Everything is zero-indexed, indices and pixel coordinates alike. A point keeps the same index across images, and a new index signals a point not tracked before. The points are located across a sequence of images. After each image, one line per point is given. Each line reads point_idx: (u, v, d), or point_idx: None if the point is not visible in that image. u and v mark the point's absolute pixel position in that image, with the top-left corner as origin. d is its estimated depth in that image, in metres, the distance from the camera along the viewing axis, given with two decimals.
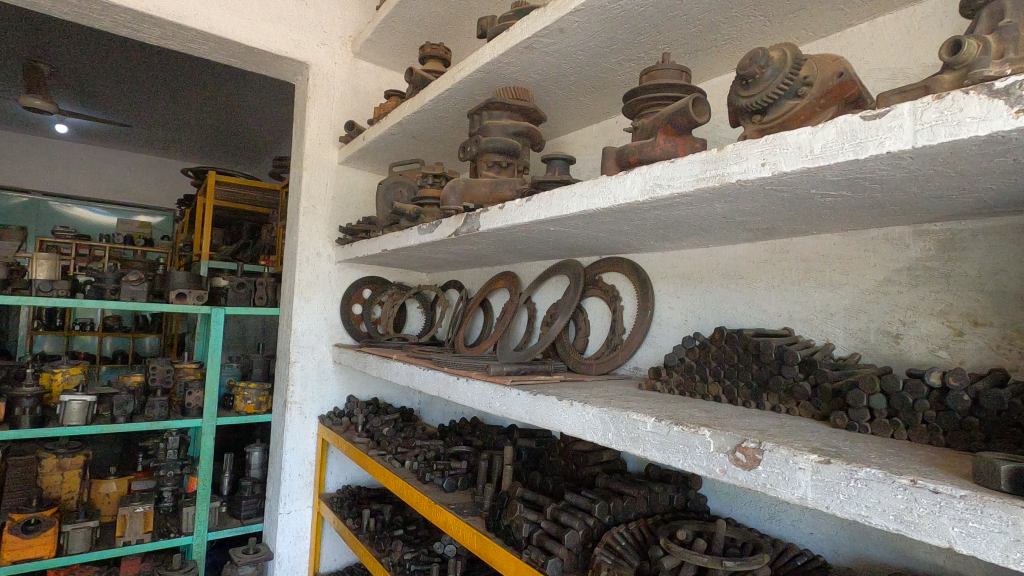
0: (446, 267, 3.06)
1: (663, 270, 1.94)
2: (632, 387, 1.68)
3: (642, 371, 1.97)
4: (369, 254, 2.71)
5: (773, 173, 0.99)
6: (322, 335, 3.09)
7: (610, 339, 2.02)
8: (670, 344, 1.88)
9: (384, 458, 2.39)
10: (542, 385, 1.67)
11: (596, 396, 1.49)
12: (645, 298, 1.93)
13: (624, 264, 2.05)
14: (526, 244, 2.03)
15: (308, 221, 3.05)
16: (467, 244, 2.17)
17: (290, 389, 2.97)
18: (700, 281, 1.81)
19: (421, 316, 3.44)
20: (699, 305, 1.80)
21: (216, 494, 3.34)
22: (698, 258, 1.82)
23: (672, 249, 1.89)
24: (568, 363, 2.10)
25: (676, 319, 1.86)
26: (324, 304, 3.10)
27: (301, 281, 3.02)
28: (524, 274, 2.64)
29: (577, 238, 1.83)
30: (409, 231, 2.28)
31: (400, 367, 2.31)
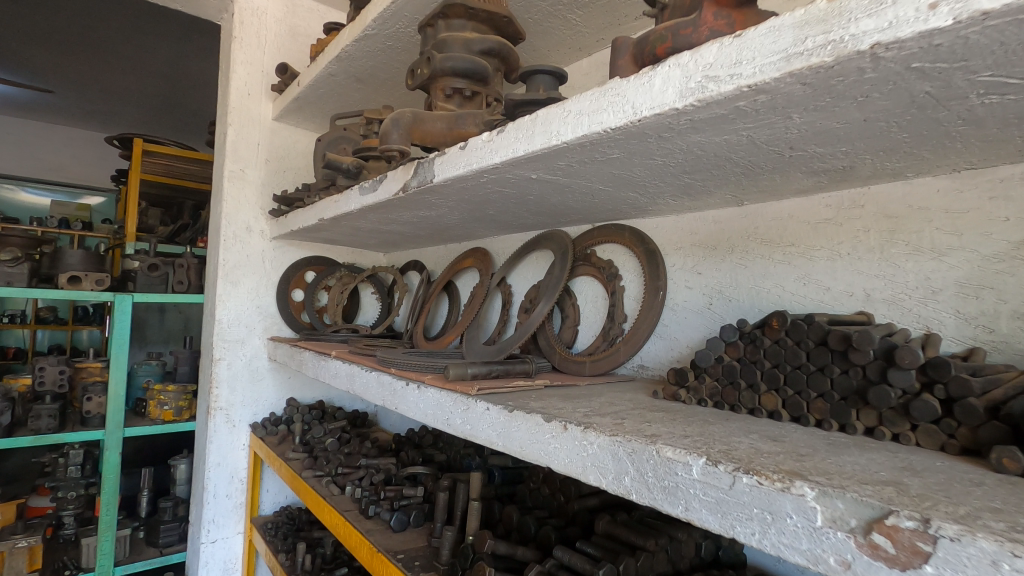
0: (404, 244, 2.56)
1: (677, 239, 1.49)
2: (643, 396, 1.22)
3: (650, 372, 1.51)
4: (304, 226, 2.19)
5: (955, 19, 0.53)
6: (254, 326, 2.56)
7: (608, 330, 1.56)
8: (687, 336, 1.43)
9: (320, 480, 1.88)
10: (521, 396, 1.20)
11: (599, 414, 1.02)
12: (655, 275, 1.47)
13: (626, 232, 1.58)
14: (498, 205, 1.55)
15: (235, 189, 2.51)
16: (422, 208, 1.68)
17: (213, 393, 2.44)
18: (729, 250, 1.36)
19: (377, 303, 2.94)
20: (729, 283, 1.35)
21: (132, 516, 2.80)
22: (727, 220, 1.37)
23: (689, 210, 1.43)
24: (554, 361, 1.63)
25: (697, 302, 1.41)
26: (256, 290, 2.57)
27: (226, 262, 2.49)
28: (498, 251, 2.16)
29: (567, 194, 1.36)
30: (349, 193, 1.78)
31: (338, 368, 1.81)
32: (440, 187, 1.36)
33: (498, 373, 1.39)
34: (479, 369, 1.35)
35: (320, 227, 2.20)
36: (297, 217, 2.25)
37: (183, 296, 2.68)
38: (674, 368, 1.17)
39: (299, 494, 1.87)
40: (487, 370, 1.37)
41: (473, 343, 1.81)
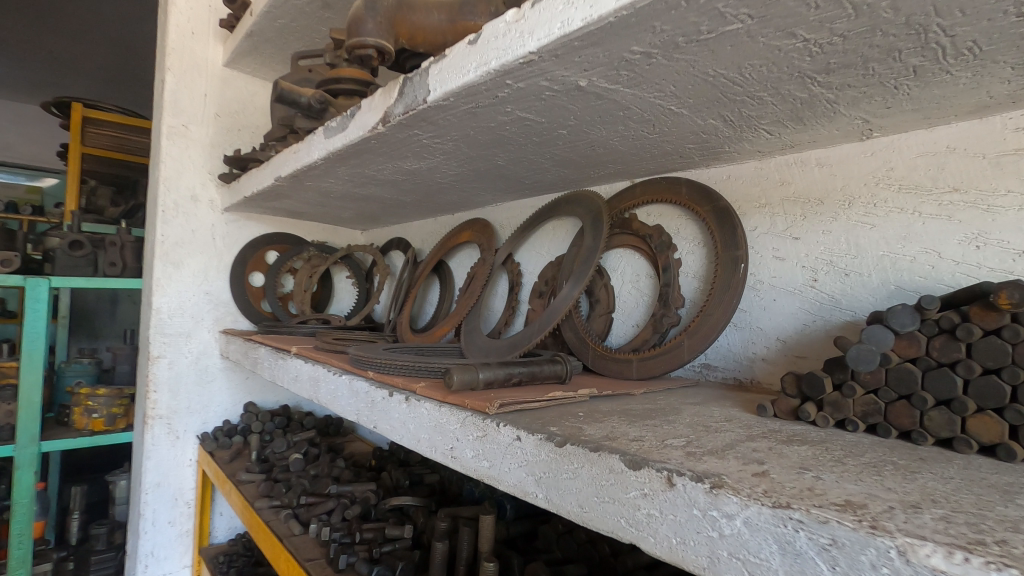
0: (385, 217, 2.13)
1: (760, 193, 1.09)
2: (742, 413, 0.83)
3: (719, 374, 1.13)
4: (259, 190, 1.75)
5: None
6: (202, 317, 2.12)
7: (660, 318, 1.16)
8: (777, 325, 1.04)
9: (277, 513, 1.45)
10: (561, 414, 0.80)
11: (709, 451, 0.62)
12: (731, 243, 1.07)
13: (682, 187, 1.18)
14: (514, 147, 1.14)
15: (175, 148, 2.05)
16: (407, 156, 1.26)
17: (149, 398, 2.00)
18: (844, 204, 0.96)
19: (353, 290, 2.50)
20: (846, 250, 0.96)
21: (61, 544, 2.34)
22: (840, 162, 0.98)
23: (781, 151, 1.03)
24: (585, 360, 1.23)
25: (795, 278, 1.02)
26: (204, 273, 2.12)
27: (165, 239, 2.03)
28: (502, 222, 1.75)
29: (617, 123, 0.95)
30: (311, 140, 1.35)
31: (298, 369, 1.38)
32: (436, 112, 0.94)
33: (522, 378, 0.97)
34: (496, 373, 0.93)
35: (279, 192, 1.77)
36: (251, 180, 1.81)
37: (116, 281, 2.21)
38: (793, 374, 0.78)
39: (251, 531, 1.43)
40: (507, 371, 0.95)
41: (474, 337, 1.41)
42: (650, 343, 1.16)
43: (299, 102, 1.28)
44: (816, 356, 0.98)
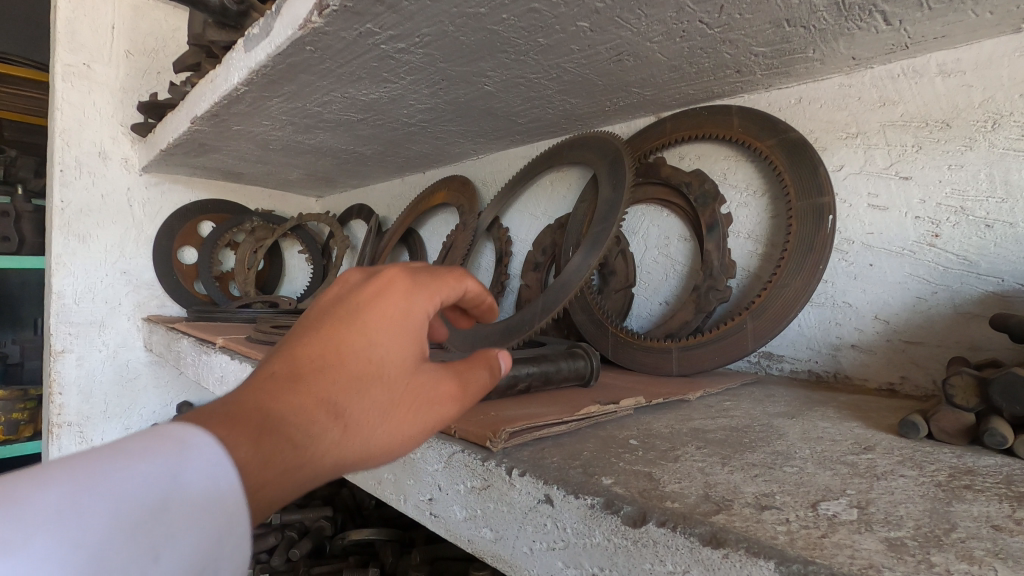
0: (343, 178, 1.78)
1: (847, 119, 0.79)
2: (874, 433, 0.55)
3: (788, 366, 0.85)
4: (175, 141, 1.38)
5: None
6: (119, 302, 1.75)
7: (705, 294, 0.87)
8: (875, 300, 0.76)
9: None
10: (608, 449, 0.50)
11: (925, 538, 0.33)
12: (810, 187, 0.78)
13: (734, 117, 0.88)
14: (509, 56, 0.81)
15: (74, 92, 1.64)
16: (361, 78, 0.93)
17: (53, 403, 1.63)
18: (985, 124, 0.68)
19: (306, 267, 2.15)
20: (989, 190, 0.67)
21: None
22: (979, 66, 0.69)
23: (888, 55, 0.74)
24: (605, 351, 0.93)
25: (903, 233, 0.74)
26: (119, 248, 1.74)
27: (67, 206, 1.64)
28: (485, 179, 1.42)
29: (667, 4, 0.65)
30: (228, 58, 0.99)
31: (224, 367, 1.05)
32: None
33: (533, 382, 0.66)
34: (497, 379, 0.62)
35: (203, 143, 1.40)
36: (165, 130, 1.43)
37: (10, 260, 1.80)
38: (969, 375, 0.49)
39: None
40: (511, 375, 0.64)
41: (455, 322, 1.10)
42: (692, 326, 0.87)
43: (207, 3, 0.92)
44: (940, 341, 0.70)
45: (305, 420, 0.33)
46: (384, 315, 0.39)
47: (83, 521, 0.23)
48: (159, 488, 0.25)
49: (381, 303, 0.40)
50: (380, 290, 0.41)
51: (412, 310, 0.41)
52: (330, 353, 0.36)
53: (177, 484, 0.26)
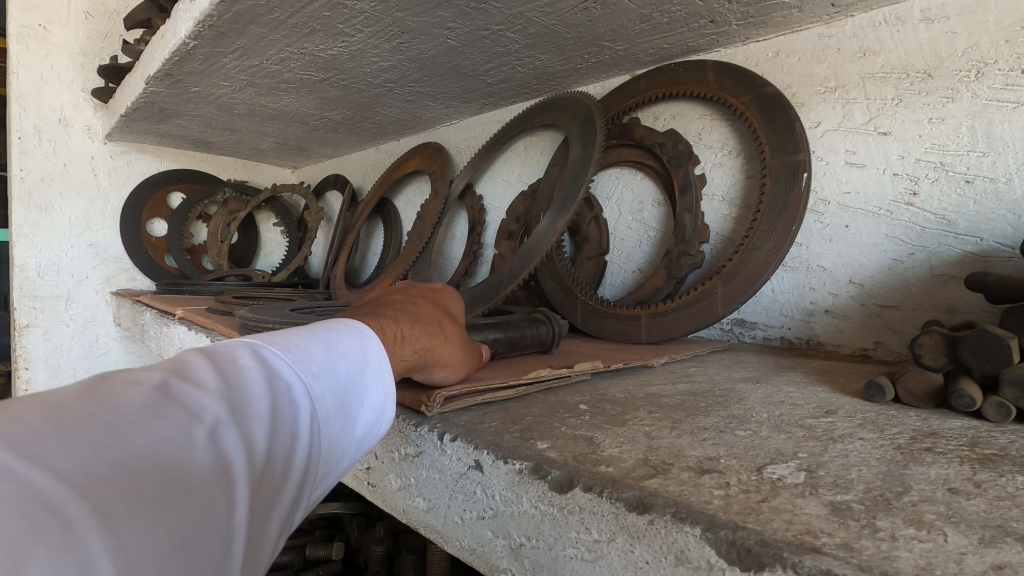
0: (316, 147, 1.72)
1: (826, 73, 0.75)
2: (838, 397, 0.52)
3: (760, 333, 0.82)
4: (133, 105, 1.32)
5: None
6: (86, 275, 1.69)
7: (677, 259, 0.84)
8: (851, 262, 0.73)
9: None
10: (552, 413, 0.47)
11: (874, 503, 0.29)
12: (785, 144, 0.74)
13: (710, 72, 0.83)
14: (468, 3, 0.76)
15: (30, 55, 1.57)
16: (314, 31, 0.87)
17: (20, 378, 1.59)
18: (968, 73, 0.64)
19: (282, 240, 2.09)
20: (970, 144, 0.64)
21: None
22: (964, 11, 0.64)
23: (868, 1, 0.69)
24: (574, 320, 0.90)
25: (881, 191, 0.70)
26: (85, 219, 1.68)
27: (26, 176, 1.57)
28: (459, 145, 1.37)
29: None
30: (175, 11, 0.93)
31: (181, 337, 1.01)
32: None
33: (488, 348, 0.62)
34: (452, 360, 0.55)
35: (163, 106, 1.34)
36: (124, 94, 1.37)
37: None
38: (939, 333, 0.47)
39: None
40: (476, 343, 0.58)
41: None
42: (663, 293, 0.84)
43: None
44: (914, 305, 0.67)
45: (431, 318, 0.48)
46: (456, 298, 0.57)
47: (334, 364, 0.34)
48: (360, 356, 0.36)
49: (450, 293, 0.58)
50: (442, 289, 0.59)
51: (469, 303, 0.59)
52: (426, 299, 0.53)
53: (369, 356, 0.37)
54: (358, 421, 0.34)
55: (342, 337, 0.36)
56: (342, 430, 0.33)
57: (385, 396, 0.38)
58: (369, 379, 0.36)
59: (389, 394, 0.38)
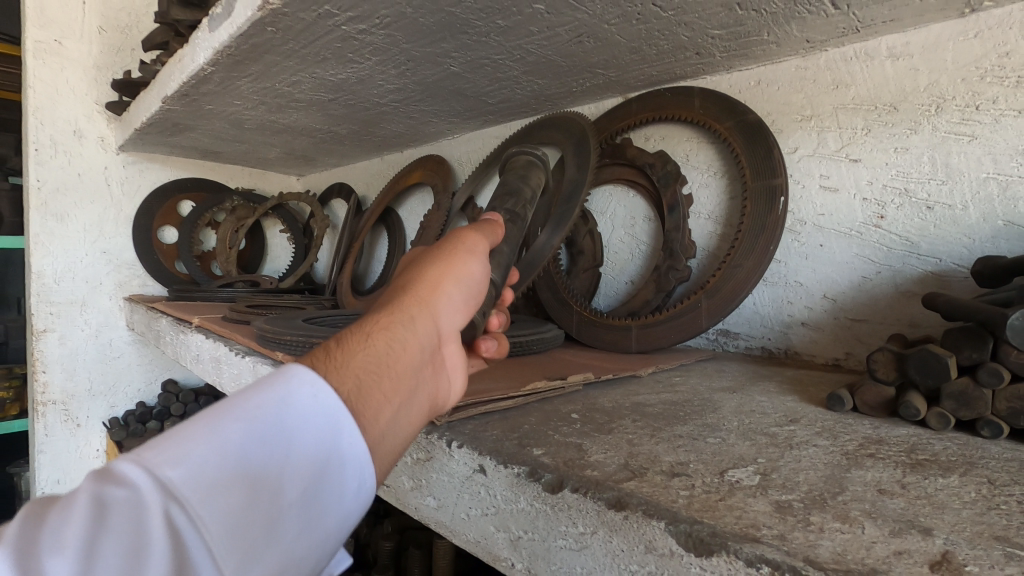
0: (321, 157, 1.78)
1: (803, 101, 0.81)
2: (805, 406, 0.58)
3: (742, 343, 0.88)
4: (148, 121, 1.38)
5: None
6: (100, 282, 1.75)
7: (665, 273, 0.89)
8: (826, 278, 0.79)
9: None
10: (548, 422, 0.53)
11: (811, 500, 0.35)
12: (764, 169, 0.80)
13: (696, 98, 0.89)
14: (471, 37, 0.82)
15: (45, 70, 1.62)
16: (326, 59, 0.93)
17: (37, 381, 1.64)
18: (930, 108, 0.69)
19: (288, 246, 2.15)
20: (930, 173, 0.69)
21: None
22: (926, 50, 0.70)
23: (840, 39, 0.75)
24: (569, 329, 0.95)
25: (852, 214, 0.76)
26: (99, 227, 1.74)
27: (41, 187, 1.62)
28: (460, 158, 1.42)
29: None
30: (194, 38, 0.99)
31: (199, 344, 1.07)
32: None
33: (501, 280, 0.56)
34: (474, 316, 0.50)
35: (176, 122, 1.39)
36: (138, 110, 1.42)
37: None
38: (890, 351, 0.53)
39: None
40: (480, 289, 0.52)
41: None
42: (653, 305, 0.90)
43: None
44: (881, 319, 0.73)
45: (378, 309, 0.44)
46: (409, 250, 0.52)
47: (225, 436, 0.29)
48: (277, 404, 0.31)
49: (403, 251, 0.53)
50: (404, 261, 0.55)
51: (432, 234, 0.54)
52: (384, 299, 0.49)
53: (289, 396, 0.31)
54: (278, 492, 0.29)
55: (258, 391, 0.31)
56: (249, 517, 0.28)
57: (331, 442, 0.32)
58: (297, 415, 0.31)
59: (332, 425, 0.32)
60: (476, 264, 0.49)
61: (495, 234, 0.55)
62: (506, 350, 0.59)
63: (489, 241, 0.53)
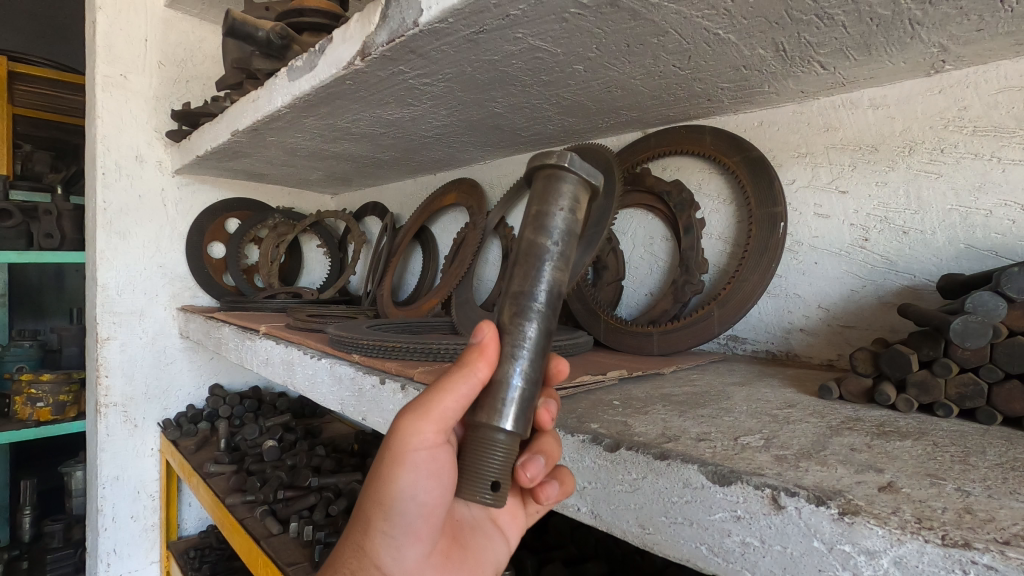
0: (359, 179, 1.93)
1: (799, 140, 0.95)
2: (801, 395, 0.71)
3: (749, 347, 1.02)
4: (212, 149, 1.54)
5: None
6: (156, 293, 1.90)
7: (682, 286, 1.03)
8: (820, 290, 0.93)
9: (251, 511, 1.32)
10: (595, 406, 0.67)
11: (800, 454, 0.49)
12: (766, 199, 0.94)
13: (707, 135, 1.03)
14: (517, 87, 0.97)
15: (112, 101, 1.78)
16: (387, 102, 1.08)
17: (100, 384, 1.79)
18: (904, 150, 0.84)
19: (323, 260, 2.30)
20: (905, 204, 0.83)
21: (10, 546, 2.15)
22: (900, 101, 0.84)
23: (829, 90, 0.89)
24: (597, 335, 1.09)
25: (841, 237, 0.90)
26: (156, 243, 1.90)
27: (107, 207, 1.78)
28: (491, 182, 1.57)
29: (646, 54, 0.80)
30: (271, 84, 1.15)
31: (269, 349, 1.21)
32: (429, 40, 0.77)
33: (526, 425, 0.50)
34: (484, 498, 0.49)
35: (237, 150, 1.55)
36: (202, 139, 1.59)
37: (54, 255, 1.96)
38: (867, 350, 0.67)
39: (224, 532, 1.31)
40: (499, 457, 0.49)
41: (467, 310, 1.25)
42: (671, 314, 1.04)
43: (255, 37, 1.08)
44: (867, 326, 0.87)
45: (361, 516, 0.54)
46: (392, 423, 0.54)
47: None
48: None
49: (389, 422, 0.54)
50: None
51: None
52: None
53: None
54: None
55: None
56: None
57: None
58: None
59: None
60: (415, 468, 0.50)
61: (458, 389, 0.48)
62: (571, 487, 0.55)
63: (450, 411, 0.49)
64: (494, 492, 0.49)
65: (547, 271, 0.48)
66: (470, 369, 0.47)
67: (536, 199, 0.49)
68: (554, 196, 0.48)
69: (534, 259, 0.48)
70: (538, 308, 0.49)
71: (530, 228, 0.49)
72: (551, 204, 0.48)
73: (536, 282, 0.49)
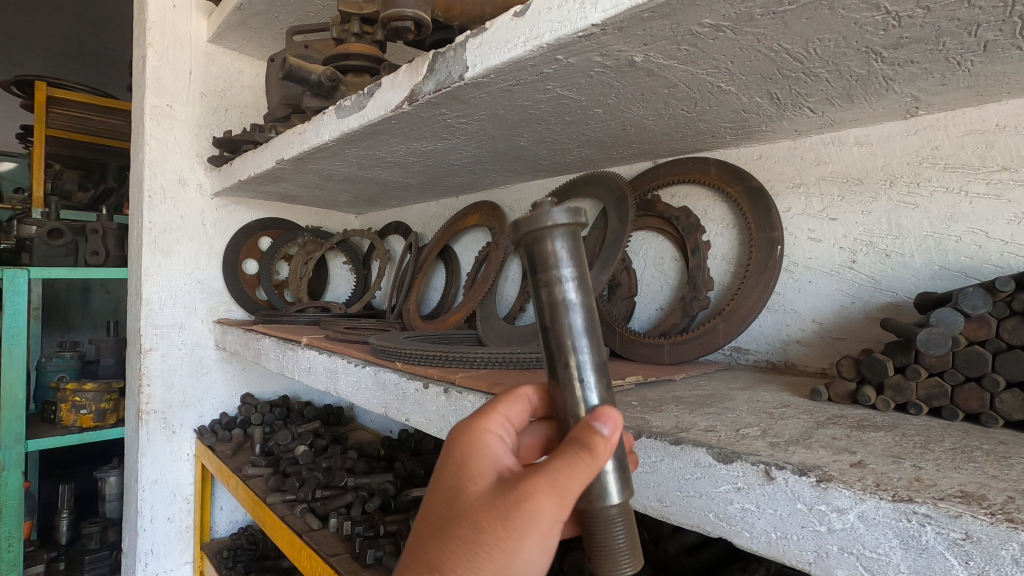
0: (385, 201, 2.06)
1: (794, 173, 1.07)
2: (795, 397, 0.82)
3: (751, 357, 1.13)
4: (254, 175, 1.67)
5: None
6: (195, 307, 2.03)
7: (690, 302, 1.14)
8: (813, 306, 1.04)
9: (291, 508, 1.43)
10: (618, 405, 0.78)
11: (790, 441, 0.60)
12: (765, 224, 1.06)
13: (711, 166, 1.15)
14: (541, 126, 1.09)
15: (159, 129, 1.92)
16: (425, 137, 1.20)
17: (143, 393, 1.91)
18: (886, 183, 0.95)
19: (347, 276, 2.43)
20: (888, 230, 0.95)
21: (49, 548, 2.26)
22: (881, 140, 0.96)
23: (819, 129, 1.01)
24: (613, 346, 1.20)
25: (832, 259, 1.01)
26: (195, 260, 2.03)
27: (152, 227, 1.91)
28: (511, 205, 1.70)
29: (658, 101, 0.92)
30: (319, 120, 1.28)
31: (312, 358, 1.33)
32: (472, 90, 0.89)
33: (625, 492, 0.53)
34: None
35: (277, 175, 1.68)
36: (245, 165, 1.73)
37: (99, 271, 2.09)
38: (851, 357, 0.78)
39: (264, 527, 1.41)
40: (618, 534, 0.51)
41: (492, 324, 1.36)
42: (680, 327, 1.14)
43: (308, 79, 1.22)
44: (855, 337, 0.98)
45: None
46: (460, 527, 0.44)
47: None
48: None
49: (465, 527, 0.44)
50: (468, 488, 0.46)
51: (498, 509, 0.43)
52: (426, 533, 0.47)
53: None
54: None
55: None
56: None
57: None
58: None
59: None
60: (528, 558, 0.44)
61: (571, 503, 0.44)
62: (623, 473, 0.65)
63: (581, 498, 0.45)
64: (633, 560, 0.51)
65: (585, 345, 0.52)
66: (593, 469, 0.44)
67: (539, 270, 0.51)
68: (553, 263, 0.50)
69: (564, 336, 0.51)
70: (588, 378, 0.52)
71: (549, 305, 0.51)
72: (554, 272, 0.50)
73: (579, 358, 0.52)
